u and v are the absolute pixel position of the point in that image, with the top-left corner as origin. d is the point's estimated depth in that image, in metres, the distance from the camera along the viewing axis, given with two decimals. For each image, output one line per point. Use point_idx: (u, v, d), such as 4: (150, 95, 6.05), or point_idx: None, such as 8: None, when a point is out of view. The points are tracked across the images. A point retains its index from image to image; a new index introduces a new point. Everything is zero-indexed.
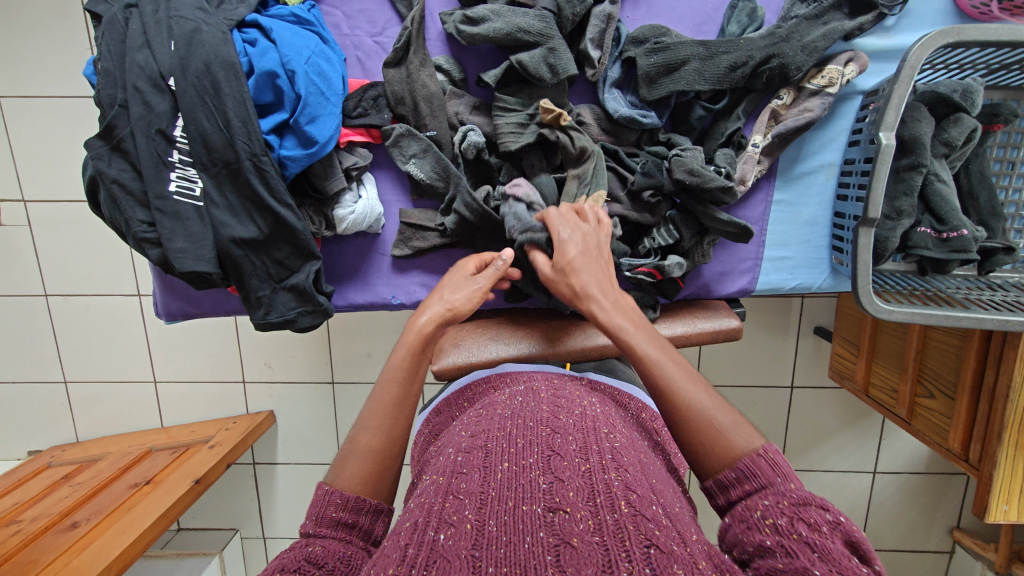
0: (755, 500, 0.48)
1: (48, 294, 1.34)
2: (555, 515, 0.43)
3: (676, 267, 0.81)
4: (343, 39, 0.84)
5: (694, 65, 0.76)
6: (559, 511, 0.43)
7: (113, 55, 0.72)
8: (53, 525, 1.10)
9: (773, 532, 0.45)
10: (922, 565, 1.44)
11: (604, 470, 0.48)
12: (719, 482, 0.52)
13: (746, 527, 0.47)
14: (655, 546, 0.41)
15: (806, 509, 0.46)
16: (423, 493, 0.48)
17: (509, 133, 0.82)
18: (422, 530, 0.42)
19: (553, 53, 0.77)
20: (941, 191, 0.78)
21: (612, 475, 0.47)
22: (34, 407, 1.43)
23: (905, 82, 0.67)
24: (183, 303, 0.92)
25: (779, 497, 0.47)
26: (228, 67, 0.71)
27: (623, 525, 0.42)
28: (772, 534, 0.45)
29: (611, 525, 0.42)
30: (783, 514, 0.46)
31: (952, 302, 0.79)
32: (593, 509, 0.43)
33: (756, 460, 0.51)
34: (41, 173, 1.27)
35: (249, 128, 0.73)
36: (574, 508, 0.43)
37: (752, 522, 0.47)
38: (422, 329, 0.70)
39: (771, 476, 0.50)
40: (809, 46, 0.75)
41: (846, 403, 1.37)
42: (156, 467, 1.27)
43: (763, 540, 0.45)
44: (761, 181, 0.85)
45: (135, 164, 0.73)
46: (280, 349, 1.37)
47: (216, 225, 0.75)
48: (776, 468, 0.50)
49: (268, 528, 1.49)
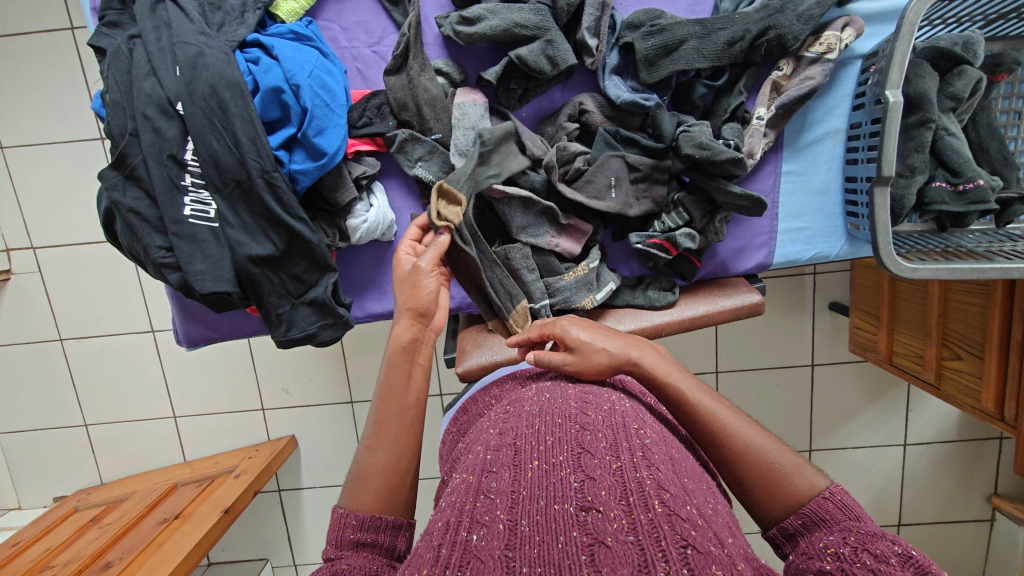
0: (821, 538, 0.51)
1: (63, 338, 1.35)
2: (588, 514, 0.43)
3: (687, 239, 0.81)
4: (342, 52, 0.85)
5: (692, 44, 0.77)
6: (591, 509, 0.43)
7: (120, 85, 0.73)
8: (86, 567, 1.09)
9: (834, 560, 0.47)
10: (963, 536, 1.41)
11: (636, 468, 0.47)
12: (783, 530, 0.55)
13: (807, 558, 0.49)
14: (691, 547, 0.41)
15: (874, 543, 0.47)
16: (455, 493, 0.48)
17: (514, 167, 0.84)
18: (455, 530, 0.42)
19: (552, 45, 0.78)
20: (952, 144, 0.78)
21: (643, 473, 0.47)
22: (57, 452, 1.44)
23: (906, 38, 0.67)
24: (203, 328, 0.92)
25: (846, 533, 0.49)
26: (234, 87, 0.72)
27: (658, 525, 0.42)
28: (833, 561, 0.47)
29: (645, 525, 0.42)
30: (847, 545, 0.48)
31: (975, 255, 0.78)
32: (626, 507, 0.43)
33: (822, 505, 0.53)
34: (48, 218, 1.28)
35: (258, 145, 0.73)
36: (607, 507, 0.43)
37: (814, 554, 0.49)
38: (399, 337, 0.65)
39: (840, 515, 0.52)
40: (804, 15, 0.76)
41: (869, 376, 1.35)
42: (184, 500, 1.27)
43: (824, 565, 0.47)
44: (768, 154, 0.85)
45: (149, 191, 0.74)
46: (297, 372, 1.37)
47: (233, 246, 0.75)
48: (846, 511, 0.53)
49: (298, 555, 1.48)
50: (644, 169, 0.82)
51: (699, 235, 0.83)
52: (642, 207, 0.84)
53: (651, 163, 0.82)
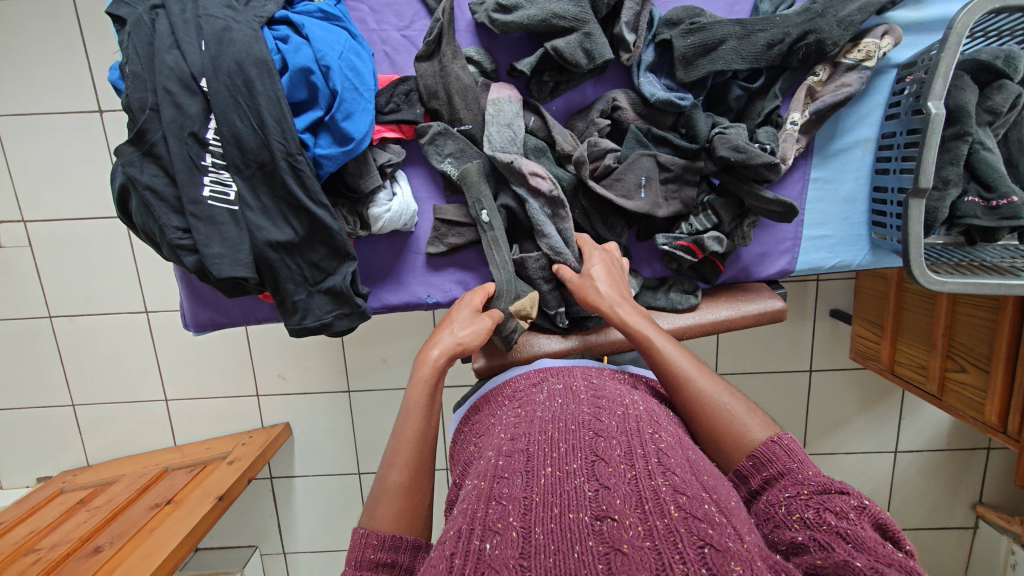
0: (778, 497, 0.50)
1: (53, 316, 1.31)
2: (604, 523, 0.43)
3: (715, 242, 0.81)
4: (370, 34, 0.83)
5: (731, 44, 0.76)
6: (606, 518, 0.43)
7: (141, 57, 0.69)
8: (74, 551, 1.06)
9: (803, 528, 0.46)
10: (947, 542, 1.44)
11: (651, 476, 0.47)
12: (738, 473, 0.56)
13: (774, 526, 0.49)
14: (708, 546, 0.40)
15: (830, 498, 0.48)
16: (466, 499, 0.49)
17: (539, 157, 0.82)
18: (468, 539, 0.43)
19: (589, 38, 0.76)
20: (988, 159, 0.78)
21: (659, 480, 0.46)
22: (42, 432, 1.39)
23: (952, 49, 0.67)
24: (212, 312, 0.90)
25: (800, 488, 0.49)
26: (261, 65, 0.70)
27: (675, 529, 0.42)
28: (802, 529, 0.46)
29: (662, 530, 0.42)
30: (809, 507, 0.47)
31: (1002, 270, 0.78)
32: (641, 515, 0.43)
33: (770, 448, 0.54)
34: (40, 191, 1.24)
35: (284, 126, 0.71)
36: (622, 515, 0.43)
37: (780, 520, 0.49)
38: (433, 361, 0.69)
39: (787, 462, 0.53)
40: (845, 20, 0.75)
41: (865, 384, 1.36)
42: (175, 486, 1.24)
43: (795, 536, 0.46)
44: (797, 160, 0.85)
45: (168, 169, 0.71)
46: (295, 359, 1.34)
47: (252, 229, 0.73)
48: (792, 456, 0.53)
49: (289, 544, 1.46)
50: (675, 170, 0.81)
51: (726, 238, 0.83)
52: (670, 207, 0.82)
53: (683, 163, 0.81)
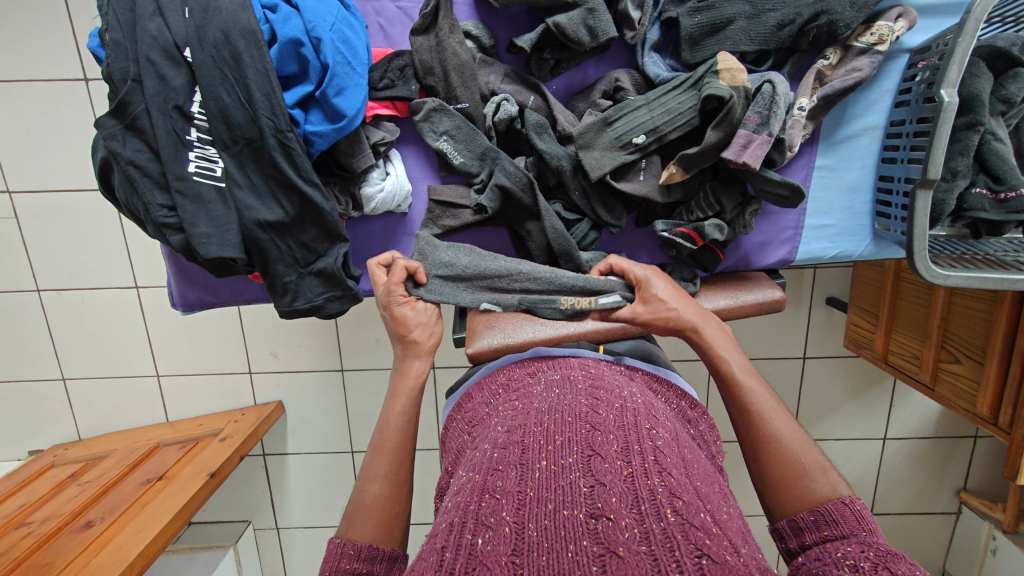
0: (836, 546, 0.48)
1: (40, 289, 1.28)
2: (599, 522, 0.42)
3: (715, 229, 0.78)
4: (364, 5, 0.80)
5: (739, 24, 0.75)
6: (602, 517, 0.42)
7: (122, 24, 0.66)
8: (65, 526, 1.06)
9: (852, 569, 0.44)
10: (930, 527, 1.46)
11: (648, 475, 0.46)
12: (793, 524, 0.53)
13: (821, 564, 0.47)
14: (706, 556, 0.39)
15: (892, 560, 0.44)
16: (460, 492, 0.48)
17: (536, 130, 0.79)
18: (459, 532, 0.42)
19: (592, 15, 0.74)
20: (998, 150, 0.76)
21: (655, 480, 0.45)
22: (33, 406, 1.38)
23: (969, 35, 0.64)
24: (200, 293, 0.88)
25: (865, 546, 0.47)
26: (249, 35, 0.67)
27: (671, 534, 0.41)
28: (851, 569, 0.44)
29: (658, 534, 0.41)
30: (867, 559, 0.45)
31: (1004, 264, 0.77)
32: (638, 516, 0.42)
33: (839, 508, 0.51)
34: (24, 162, 1.20)
35: (273, 102, 0.68)
36: (618, 515, 0.42)
37: (829, 561, 0.46)
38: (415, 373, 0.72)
39: (854, 527, 0.50)
40: (858, 2, 0.72)
41: (858, 371, 1.36)
42: (167, 462, 1.24)
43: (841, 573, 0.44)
44: (803, 146, 0.83)
45: (152, 143, 0.68)
46: (288, 338, 1.32)
47: (240, 209, 0.71)
48: (860, 522, 0.50)
49: (280, 519, 1.47)
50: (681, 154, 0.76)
51: (727, 226, 0.81)
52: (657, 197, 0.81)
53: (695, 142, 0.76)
